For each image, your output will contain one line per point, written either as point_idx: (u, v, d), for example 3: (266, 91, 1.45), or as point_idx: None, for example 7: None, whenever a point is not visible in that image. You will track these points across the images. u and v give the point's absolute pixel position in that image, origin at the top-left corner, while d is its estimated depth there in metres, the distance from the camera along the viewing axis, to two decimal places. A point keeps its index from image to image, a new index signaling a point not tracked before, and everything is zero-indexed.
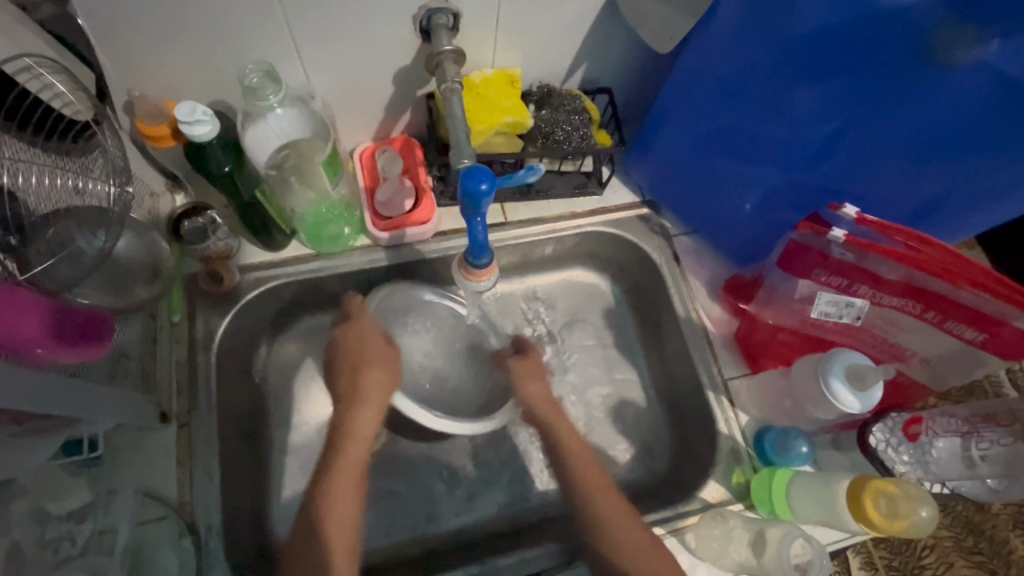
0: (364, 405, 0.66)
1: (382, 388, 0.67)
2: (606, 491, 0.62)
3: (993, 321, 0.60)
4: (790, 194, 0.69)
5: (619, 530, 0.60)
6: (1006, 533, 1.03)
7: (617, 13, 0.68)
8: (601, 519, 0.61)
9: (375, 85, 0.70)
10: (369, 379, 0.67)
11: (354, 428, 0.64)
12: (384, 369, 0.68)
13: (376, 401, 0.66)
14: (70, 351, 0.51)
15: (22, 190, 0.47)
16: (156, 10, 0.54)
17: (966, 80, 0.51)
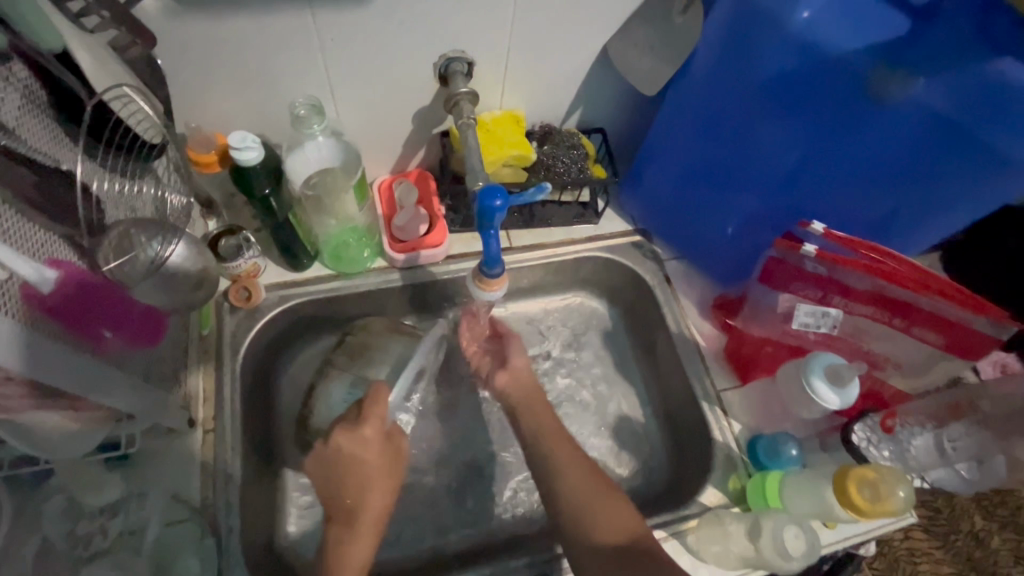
0: (360, 538, 0.59)
1: (379, 514, 0.61)
2: (571, 461, 0.65)
3: (955, 326, 0.68)
4: (766, 217, 0.77)
5: (590, 498, 0.62)
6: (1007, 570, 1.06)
7: (609, 63, 0.79)
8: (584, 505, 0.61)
9: (397, 123, 0.79)
10: (371, 505, 0.61)
11: (345, 558, 0.58)
12: (385, 490, 0.62)
13: (377, 517, 0.61)
14: (128, 337, 0.56)
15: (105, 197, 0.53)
16: (217, 53, 0.63)
17: (906, 114, 0.59)
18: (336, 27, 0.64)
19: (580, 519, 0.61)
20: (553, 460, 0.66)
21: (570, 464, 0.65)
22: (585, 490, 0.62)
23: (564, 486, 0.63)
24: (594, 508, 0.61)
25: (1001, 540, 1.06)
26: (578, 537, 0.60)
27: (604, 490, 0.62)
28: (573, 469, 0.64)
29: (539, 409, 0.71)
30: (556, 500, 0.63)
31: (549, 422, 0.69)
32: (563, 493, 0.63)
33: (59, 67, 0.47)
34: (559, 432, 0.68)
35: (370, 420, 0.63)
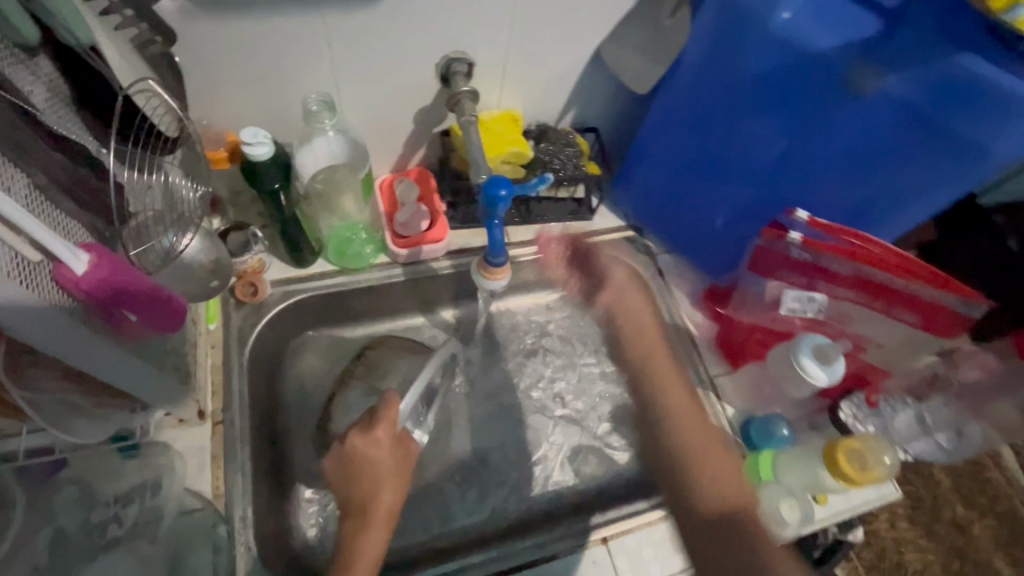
0: (372, 526, 0.60)
1: (393, 504, 0.62)
2: (696, 424, 0.62)
3: (930, 305, 0.73)
4: (753, 207, 0.81)
5: (710, 462, 0.59)
6: (990, 555, 1.09)
7: (602, 64, 0.83)
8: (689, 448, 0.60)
9: (399, 122, 0.82)
10: (382, 501, 0.61)
11: (361, 551, 0.58)
12: (396, 486, 0.62)
13: (387, 514, 0.61)
14: (162, 327, 0.54)
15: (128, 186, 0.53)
16: (228, 52, 0.65)
17: (879, 104, 0.63)
18: (344, 28, 0.66)
19: (693, 481, 0.59)
20: (671, 422, 0.62)
21: (693, 428, 0.61)
22: (710, 460, 0.59)
23: (673, 441, 0.61)
24: (712, 473, 0.59)
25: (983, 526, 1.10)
26: (681, 498, 0.59)
27: (722, 453, 0.60)
28: (687, 420, 0.62)
29: (659, 365, 0.65)
30: (666, 448, 0.61)
31: (674, 378, 0.64)
32: (682, 460, 0.60)
33: (95, 58, 0.47)
34: (684, 393, 0.64)
35: (382, 422, 0.64)
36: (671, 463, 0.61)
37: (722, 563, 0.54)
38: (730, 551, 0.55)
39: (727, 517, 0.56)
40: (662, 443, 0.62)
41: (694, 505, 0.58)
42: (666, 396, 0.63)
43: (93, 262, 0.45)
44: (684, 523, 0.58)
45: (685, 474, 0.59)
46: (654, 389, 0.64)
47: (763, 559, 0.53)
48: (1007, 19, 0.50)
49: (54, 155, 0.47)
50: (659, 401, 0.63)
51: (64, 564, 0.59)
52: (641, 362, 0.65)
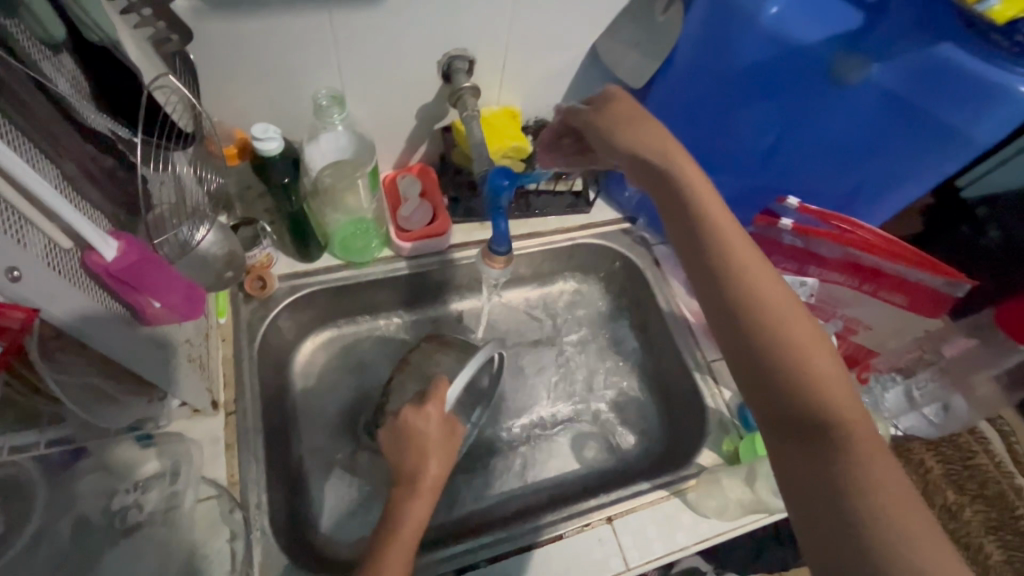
0: (420, 497, 0.63)
1: (437, 479, 0.65)
2: (800, 317, 0.49)
3: (917, 287, 0.75)
4: (746, 195, 0.84)
5: (811, 367, 0.47)
6: (981, 540, 1.14)
7: (597, 61, 0.86)
8: (799, 353, 0.47)
9: (401, 118, 0.84)
10: (428, 471, 0.65)
11: (407, 517, 0.61)
12: (441, 460, 0.66)
13: (431, 487, 0.64)
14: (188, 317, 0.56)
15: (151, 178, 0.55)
16: (239, 51, 0.67)
17: (863, 93, 0.66)
18: (350, 27, 0.69)
19: (798, 386, 0.46)
20: (764, 321, 0.48)
21: (798, 325, 0.48)
22: (818, 363, 0.47)
23: (771, 330, 0.48)
24: (814, 377, 0.46)
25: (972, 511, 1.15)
26: (773, 400, 0.47)
27: (828, 355, 0.47)
28: (768, 287, 0.50)
29: (743, 253, 0.51)
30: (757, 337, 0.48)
31: (764, 268, 0.51)
32: (777, 367, 0.47)
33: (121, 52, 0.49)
34: (779, 286, 0.50)
35: (433, 399, 0.68)
36: (760, 365, 0.48)
37: (814, 472, 0.44)
38: (828, 465, 0.43)
39: (827, 427, 0.44)
40: (757, 342, 0.48)
41: (781, 410, 0.46)
42: (751, 285, 0.50)
43: (124, 247, 0.47)
44: (780, 426, 0.47)
45: (775, 375, 0.47)
46: (744, 278, 0.50)
47: (869, 477, 0.42)
48: (980, 10, 0.53)
49: (84, 147, 0.49)
50: (748, 289, 0.50)
51: (86, 549, 0.61)
52: (719, 246, 0.52)
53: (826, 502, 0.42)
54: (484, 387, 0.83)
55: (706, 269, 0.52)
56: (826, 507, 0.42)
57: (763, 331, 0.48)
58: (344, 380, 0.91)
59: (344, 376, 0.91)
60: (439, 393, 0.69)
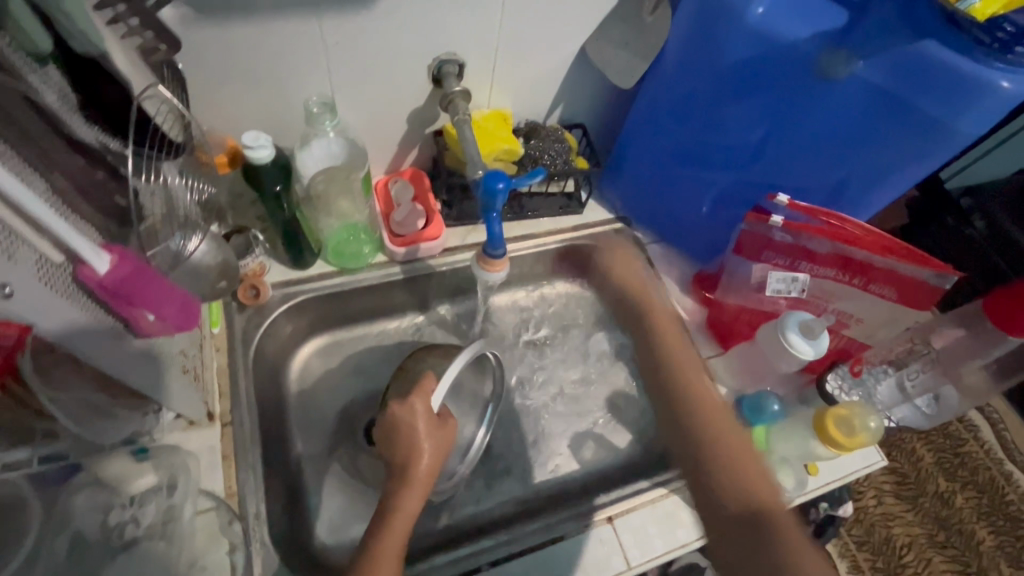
0: (411, 489, 0.65)
1: (431, 469, 0.66)
2: (717, 414, 0.69)
3: (906, 280, 0.76)
4: (736, 192, 0.85)
5: (741, 458, 0.64)
6: (973, 525, 1.25)
7: (586, 63, 0.86)
8: (724, 452, 0.65)
9: (392, 123, 0.84)
10: (421, 467, 0.66)
11: (398, 510, 0.63)
12: (434, 454, 0.67)
13: (424, 484, 0.66)
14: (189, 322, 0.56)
15: (144, 189, 0.54)
16: (227, 59, 0.67)
17: (849, 89, 0.66)
18: (339, 33, 0.69)
19: (724, 471, 0.63)
20: (699, 420, 0.69)
21: (720, 419, 0.69)
22: (746, 467, 0.63)
23: (720, 449, 0.65)
24: (740, 467, 0.63)
25: (963, 498, 1.27)
26: (709, 499, 0.63)
27: (753, 459, 0.64)
28: (716, 414, 0.69)
29: (696, 381, 0.74)
30: (709, 451, 0.66)
31: (708, 390, 0.73)
32: (716, 463, 0.64)
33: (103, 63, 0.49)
34: (715, 397, 0.72)
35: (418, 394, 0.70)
36: (694, 449, 0.68)
37: (747, 556, 0.57)
38: (767, 552, 0.56)
39: (759, 519, 0.58)
40: (693, 434, 0.68)
41: (719, 502, 0.62)
42: (698, 402, 0.72)
43: (112, 258, 0.46)
44: (712, 518, 0.62)
45: (706, 464, 0.65)
46: (704, 408, 0.70)
47: (790, 561, 0.54)
48: (962, 8, 0.57)
49: (74, 161, 0.49)
50: (697, 405, 0.71)
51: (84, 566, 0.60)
52: (687, 395, 0.73)
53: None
54: (487, 394, 0.86)
55: (673, 419, 0.72)
56: (761, 559, 0.56)
57: (715, 442, 0.66)
58: (342, 387, 0.90)
59: (342, 382, 0.90)
60: (424, 387, 0.72)
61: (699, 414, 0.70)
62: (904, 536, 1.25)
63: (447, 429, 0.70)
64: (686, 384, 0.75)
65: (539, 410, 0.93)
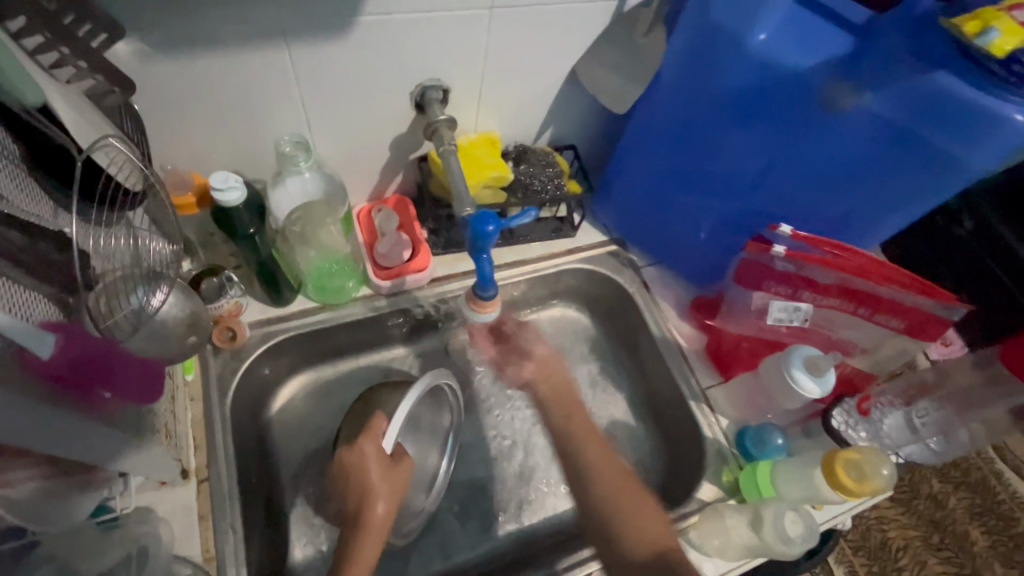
0: (367, 539, 0.63)
1: (386, 517, 0.65)
2: (602, 455, 0.72)
3: (912, 311, 0.74)
4: (734, 220, 0.81)
5: (627, 495, 0.67)
6: (967, 527, 1.14)
7: (577, 84, 0.82)
8: (609, 493, 0.68)
9: (373, 152, 0.79)
10: (376, 512, 0.64)
11: (356, 559, 0.61)
12: (390, 498, 0.66)
13: (380, 531, 0.64)
14: (127, 392, 0.55)
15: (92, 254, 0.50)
16: (190, 94, 0.62)
17: (856, 119, 0.64)
18: (313, 63, 0.64)
19: (617, 513, 0.66)
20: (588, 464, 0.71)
21: (602, 463, 0.70)
22: (638, 512, 0.65)
23: (601, 492, 0.68)
24: (624, 510, 0.66)
25: (957, 497, 1.16)
26: (614, 547, 0.64)
27: (643, 501, 0.66)
28: (594, 446, 0.72)
29: (574, 420, 0.75)
30: (591, 491, 0.69)
31: (587, 427, 0.74)
32: (613, 512, 0.66)
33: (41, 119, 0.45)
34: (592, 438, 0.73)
35: (368, 436, 0.69)
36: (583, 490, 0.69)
37: None
38: None
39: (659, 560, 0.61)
40: (582, 479, 0.70)
41: (622, 550, 0.64)
42: (577, 439, 0.73)
43: (58, 344, 0.44)
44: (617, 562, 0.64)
45: (603, 508, 0.67)
46: (576, 447, 0.72)
47: None
48: (981, 44, 0.53)
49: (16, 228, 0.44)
50: (571, 446, 0.73)
51: None
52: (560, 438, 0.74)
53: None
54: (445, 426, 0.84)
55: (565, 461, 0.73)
56: None
57: (597, 479, 0.69)
58: (327, 428, 0.86)
59: (326, 422, 0.86)
60: (375, 429, 0.70)
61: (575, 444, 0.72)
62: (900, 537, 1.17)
63: (399, 472, 0.68)
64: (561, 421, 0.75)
65: (534, 445, 0.89)
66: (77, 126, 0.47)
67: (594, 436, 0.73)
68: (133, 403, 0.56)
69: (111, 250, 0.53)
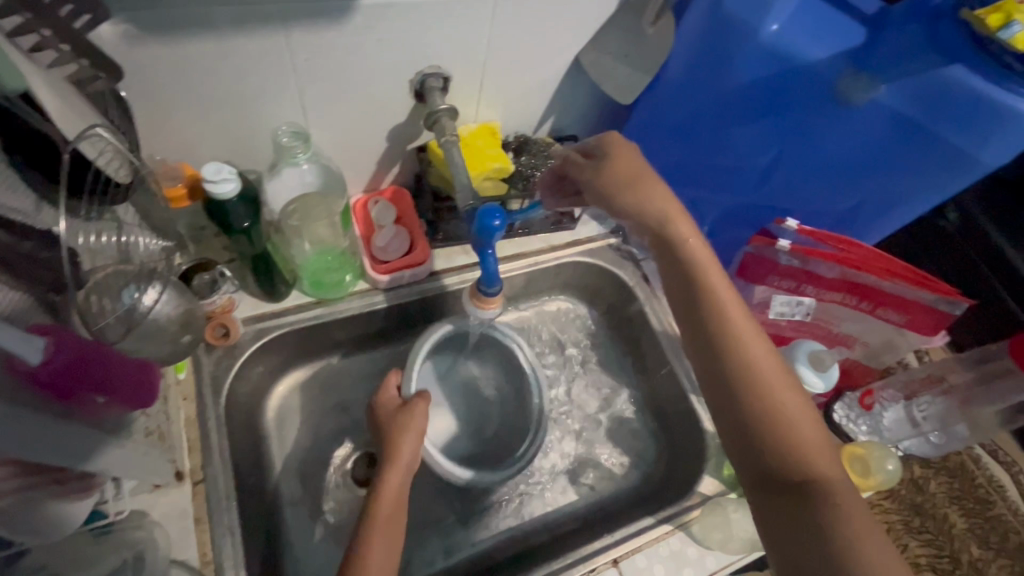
0: (392, 471, 0.64)
1: (412, 457, 0.66)
2: (768, 355, 0.55)
3: (916, 305, 0.74)
4: (739, 212, 0.80)
5: (786, 403, 0.52)
6: (945, 511, 0.88)
7: (581, 73, 0.80)
8: (772, 395, 0.52)
9: (371, 142, 0.77)
10: (403, 448, 0.66)
11: (382, 489, 0.62)
12: (416, 434, 0.67)
13: (408, 463, 0.65)
14: (127, 403, 0.52)
15: (82, 250, 0.49)
16: (182, 81, 0.59)
17: (868, 113, 0.63)
18: (312, 47, 0.61)
19: (765, 422, 0.52)
20: (756, 371, 0.54)
21: (770, 369, 0.54)
22: (803, 427, 0.51)
23: (754, 399, 0.52)
24: (787, 422, 0.51)
25: (937, 482, 0.89)
26: (748, 448, 0.52)
27: (809, 415, 0.52)
28: (756, 340, 0.55)
29: (744, 326, 0.56)
30: (740, 392, 0.53)
31: (751, 324, 0.56)
32: (759, 417, 0.52)
33: (23, 107, 0.41)
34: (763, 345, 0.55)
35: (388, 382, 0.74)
36: (731, 390, 0.54)
37: (798, 532, 0.47)
38: (813, 520, 0.47)
39: (805, 480, 0.49)
40: (736, 382, 0.54)
41: (766, 460, 0.51)
42: (733, 335, 0.55)
43: (48, 348, 0.42)
44: (760, 478, 0.51)
45: (748, 416, 0.52)
46: (734, 337, 0.55)
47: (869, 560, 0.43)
48: (1004, 37, 0.51)
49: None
50: (738, 349, 0.55)
51: None
52: (716, 322, 0.56)
53: (818, 557, 0.45)
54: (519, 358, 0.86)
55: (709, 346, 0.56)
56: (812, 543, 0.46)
57: (757, 377, 0.53)
58: (322, 425, 0.84)
59: (322, 420, 0.84)
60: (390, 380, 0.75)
61: (720, 332, 0.56)
62: (874, 517, 0.88)
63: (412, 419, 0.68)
64: (724, 322, 0.56)
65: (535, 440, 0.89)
66: (64, 115, 0.43)
67: (755, 327, 0.56)
68: (127, 407, 0.53)
69: (100, 247, 0.52)
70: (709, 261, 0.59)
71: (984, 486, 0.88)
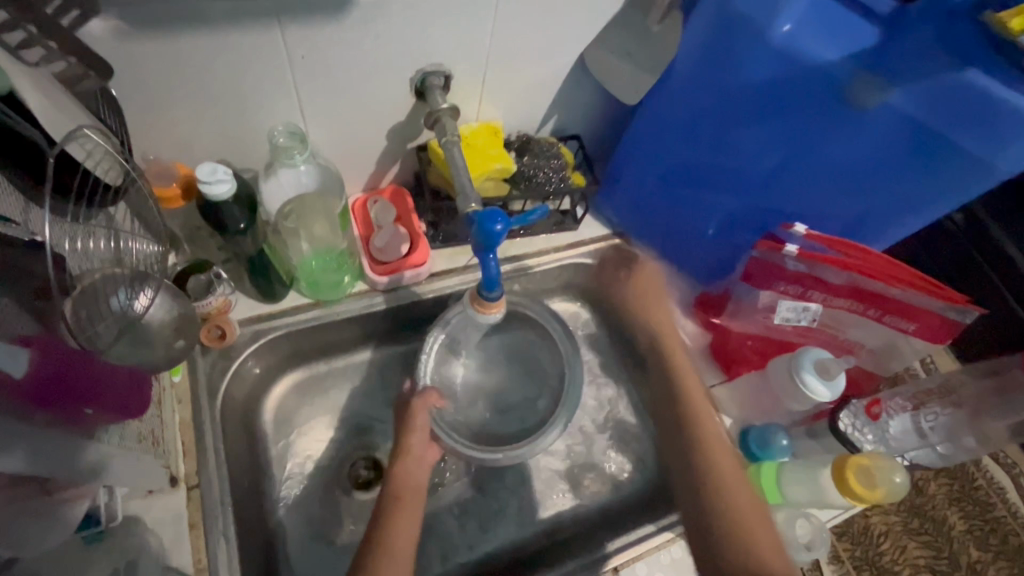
0: (405, 462, 0.68)
1: (421, 442, 0.69)
2: (740, 486, 0.64)
3: (924, 313, 0.73)
4: (745, 217, 0.79)
5: (751, 526, 0.61)
6: (946, 512, 0.96)
7: (585, 71, 0.78)
8: (739, 523, 0.61)
9: (370, 141, 0.75)
10: (412, 441, 0.69)
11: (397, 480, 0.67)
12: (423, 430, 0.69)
13: (417, 454, 0.69)
14: (110, 409, 0.52)
15: (69, 256, 0.47)
16: (176, 79, 0.57)
17: (880, 118, 0.61)
18: (308, 45, 0.59)
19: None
20: (716, 470, 0.66)
21: (745, 507, 0.63)
22: (744, 508, 0.62)
23: (717, 475, 0.65)
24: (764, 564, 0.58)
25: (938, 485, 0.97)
26: None
27: (764, 524, 0.61)
28: (741, 493, 0.64)
29: (702, 410, 0.71)
30: (721, 508, 0.63)
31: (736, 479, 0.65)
32: (725, 507, 0.63)
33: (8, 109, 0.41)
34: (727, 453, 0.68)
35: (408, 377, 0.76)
36: (711, 545, 0.62)
37: None
38: None
39: None
40: (720, 537, 0.61)
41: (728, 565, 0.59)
42: (714, 483, 0.65)
43: (35, 358, 0.42)
44: None
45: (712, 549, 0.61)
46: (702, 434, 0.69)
47: None
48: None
49: None
50: (721, 491, 0.64)
51: None
52: (701, 479, 0.66)
53: None
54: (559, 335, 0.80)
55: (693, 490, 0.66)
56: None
57: (713, 461, 0.66)
58: (319, 427, 0.82)
59: (319, 422, 0.83)
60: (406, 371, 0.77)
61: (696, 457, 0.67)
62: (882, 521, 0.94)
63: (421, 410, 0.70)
64: (693, 432, 0.69)
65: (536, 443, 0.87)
66: (51, 115, 0.43)
67: (733, 467, 0.66)
68: (110, 415, 0.52)
69: (92, 251, 0.50)
70: (709, 435, 0.69)
71: (984, 490, 0.98)
